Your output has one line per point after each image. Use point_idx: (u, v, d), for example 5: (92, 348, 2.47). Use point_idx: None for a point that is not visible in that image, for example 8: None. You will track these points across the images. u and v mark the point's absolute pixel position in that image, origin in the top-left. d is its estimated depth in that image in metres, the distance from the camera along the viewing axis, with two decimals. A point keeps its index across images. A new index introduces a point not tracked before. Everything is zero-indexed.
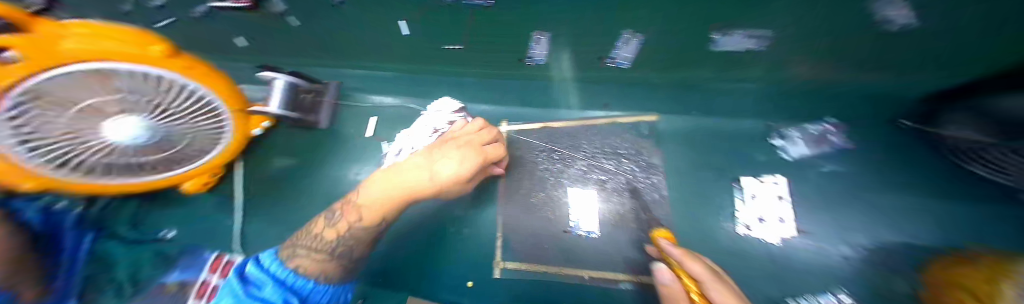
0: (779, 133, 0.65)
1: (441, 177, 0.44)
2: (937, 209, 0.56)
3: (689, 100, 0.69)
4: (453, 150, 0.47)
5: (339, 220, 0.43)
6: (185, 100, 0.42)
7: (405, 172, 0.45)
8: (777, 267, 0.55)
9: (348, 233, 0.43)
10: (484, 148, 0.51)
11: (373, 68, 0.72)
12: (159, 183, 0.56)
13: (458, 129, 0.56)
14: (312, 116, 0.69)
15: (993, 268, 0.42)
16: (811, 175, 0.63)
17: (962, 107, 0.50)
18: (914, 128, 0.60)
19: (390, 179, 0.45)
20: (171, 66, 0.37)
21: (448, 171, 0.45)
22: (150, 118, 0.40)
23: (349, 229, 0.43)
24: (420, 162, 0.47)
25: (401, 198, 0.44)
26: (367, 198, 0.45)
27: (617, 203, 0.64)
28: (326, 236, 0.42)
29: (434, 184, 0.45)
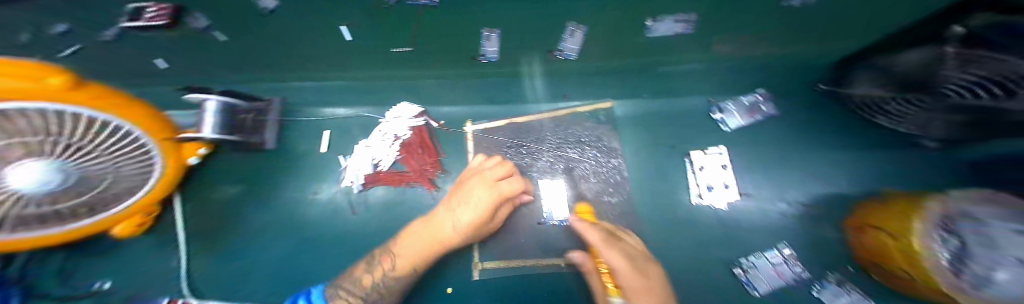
0: (717, 107, 0.68)
1: (462, 224, 0.54)
2: (867, 162, 0.62)
3: (645, 82, 0.70)
4: (471, 194, 0.57)
5: (379, 268, 0.53)
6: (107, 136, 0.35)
7: (431, 223, 0.56)
8: (725, 230, 0.62)
9: (377, 283, 0.51)
10: (499, 183, 0.59)
11: (319, 79, 0.66)
12: (77, 232, 0.50)
13: (475, 166, 0.65)
14: (256, 137, 0.63)
15: (899, 206, 0.47)
16: (753, 144, 0.67)
17: (866, 65, 0.52)
18: (827, 90, 0.64)
19: (419, 235, 0.55)
20: (74, 98, 0.29)
21: (464, 219, 0.54)
22: (64, 158, 0.33)
23: (383, 279, 0.51)
24: (443, 214, 0.57)
25: (430, 248, 0.53)
26: (402, 248, 0.54)
27: (585, 189, 0.68)
28: (364, 284, 0.51)
29: (454, 232, 0.54)
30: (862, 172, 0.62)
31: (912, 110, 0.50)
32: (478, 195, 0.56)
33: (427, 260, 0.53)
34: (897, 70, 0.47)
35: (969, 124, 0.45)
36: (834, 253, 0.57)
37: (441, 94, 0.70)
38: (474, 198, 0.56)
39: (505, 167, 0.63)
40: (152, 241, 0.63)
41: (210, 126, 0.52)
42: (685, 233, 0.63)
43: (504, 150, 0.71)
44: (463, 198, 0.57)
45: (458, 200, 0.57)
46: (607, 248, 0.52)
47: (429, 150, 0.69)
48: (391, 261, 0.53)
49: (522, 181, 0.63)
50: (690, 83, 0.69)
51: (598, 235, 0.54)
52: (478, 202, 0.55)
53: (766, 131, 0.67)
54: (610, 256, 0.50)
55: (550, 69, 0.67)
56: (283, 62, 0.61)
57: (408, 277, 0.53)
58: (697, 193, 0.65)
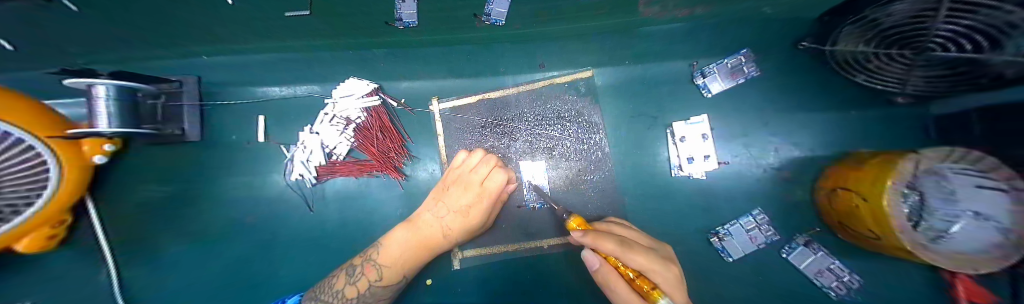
0: (700, 72, 0.63)
1: (453, 229, 0.53)
2: (841, 124, 0.61)
3: (624, 45, 0.62)
4: (462, 199, 0.54)
5: (361, 278, 0.50)
6: None
7: (418, 227, 0.53)
8: (701, 200, 0.63)
9: (362, 293, 0.49)
10: (484, 184, 0.54)
11: (234, 53, 0.55)
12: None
13: (461, 161, 0.58)
14: (170, 127, 0.53)
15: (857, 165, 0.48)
16: (731, 110, 0.64)
17: (850, 19, 0.45)
18: (805, 47, 0.57)
19: (404, 241, 0.52)
20: None
21: (454, 225, 0.53)
22: None
23: (368, 288, 0.49)
24: (430, 220, 0.54)
25: (420, 253, 0.52)
26: (384, 258, 0.51)
27: (567, 168, 0.65)
28: (347, 295, 0.49)
29: (445, 232, 0.53)
30: (836, 134, 0.61)
31: (894, 67, 0.46)
32: (467, 201, 0.54)
33: (416, 266, 0.52)
34: (884, 23, 0.42)
35: (950, 77, 0.43)
36: (802, 214, 0.59)
37: (394, 69, 0.62)
38: (466, 205, 0.54)
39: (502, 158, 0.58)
40: (78, 258, 0.55)
41: (107, 118, 0.42)
42: (663, 204, 0.63)
43: (477, 130, 0.66)
44: (451, 204, 0.54)
45: (443, 205, 0.55)
46: (628, 252, 0.37)
47: (391, 134, 0.62)
48: (375, 272, 0.50)
49: (507, 170, 0.56)
50: (670, 45, 0.61)
51: (613, 242, 0.37)
52: (465, 205, 0.54)
53: (748, 95, 0.64)
54: (634, 260, 0.37)
55: (512, 34, 0.58)
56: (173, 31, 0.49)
57: (396, 280, 0.51)
58: (677, 164, 0.63)
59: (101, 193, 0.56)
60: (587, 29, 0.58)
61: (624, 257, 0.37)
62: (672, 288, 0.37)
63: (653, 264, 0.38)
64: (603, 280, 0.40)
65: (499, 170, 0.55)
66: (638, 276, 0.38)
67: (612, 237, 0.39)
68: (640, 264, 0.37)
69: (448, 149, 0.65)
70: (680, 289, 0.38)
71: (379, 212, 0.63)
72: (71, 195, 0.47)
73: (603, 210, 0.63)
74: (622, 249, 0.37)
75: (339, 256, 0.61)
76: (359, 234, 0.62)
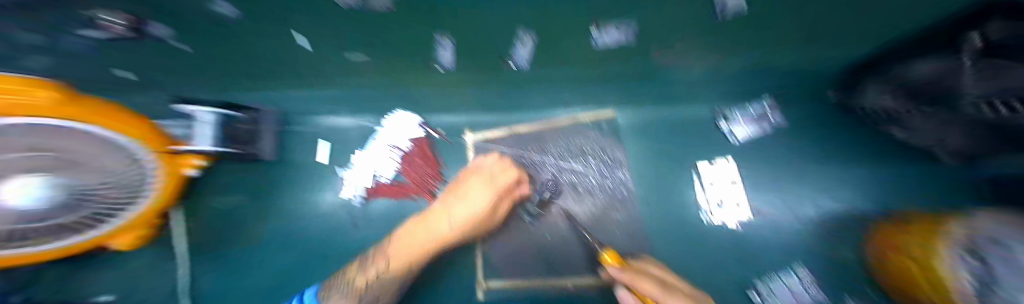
0: (723, 116, 0.66)
1: (460, 222, 0.60)
2: (875, 176, 0.60)
3: (648, 89, 0.66)
4: (473, 191, 0.63)
5: (371, 271, 0.57)
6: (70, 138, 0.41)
7: (420, 230, 0.60)
8: (737, 249, 0.60)
9: (370, 287, 0.54)
10: (496, 180, 0.65)
11: (305, 89, 0.66)
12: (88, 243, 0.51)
13: (478, 161, 0.70)
14: (252, 148, 0.64)
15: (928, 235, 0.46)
16: (756, 155, 0.65)
17: (880, 71, 0.49)
18: (839, 104, 0.59)
19: (415, 235, 0.59)
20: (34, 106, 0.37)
21: (460, 217, 0.60)
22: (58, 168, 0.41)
23: (377, 280, 0.55)
24: (440, 213, 0.62)
25: (429, 247, 0.58)
26: (396, 251, 0.58)
27: (591, 203, 0.67)
28: (357, 286, 0.55)
29: (446, 235, 0.59)
30: (872, 187, 0.60)
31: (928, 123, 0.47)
32: (477, 193, 0.62)
33: (423, 259, 0.57)
34: (909, 80, 0.44)
35: (988, 136, 0.42)
36: (852, 272, 0.54)
37: (435, 104, 0.71)
38: (474, 196, 0.62)
39: (507, 173, 0.66)
40: (145, 261, 0.60)
41: (208, 139, 0.57)
42: (696, 250, 0.61)
43: (505, 161, 0.71)
44: (461, 198, 0.63)
45: (454, 198, 0.63)
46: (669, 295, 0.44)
47: (431, 163, 0.71)
48: (385, 264, 0.56)
49: (518, 170, 0.68)
50: (693, 91, 0.65)
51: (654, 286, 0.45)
52: (466, 212, 0.61)
53: (775, 141, 0.65)
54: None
55: (539, 76, 0.63)
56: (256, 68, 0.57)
57: (399, 279, 0.56)
58: (707, 209, 0.63)
59: None
60: (610, 73, 0.62)
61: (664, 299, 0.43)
62: None
63: None
64: None
65: (490, 178, 0.65)
66: None
67: (652, 281, 0.46)
68: None
69: None
70: None
71: None
72: (167, 200, 0.57)
73: (630, 250, 0.62)
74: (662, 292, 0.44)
75: None
76: None
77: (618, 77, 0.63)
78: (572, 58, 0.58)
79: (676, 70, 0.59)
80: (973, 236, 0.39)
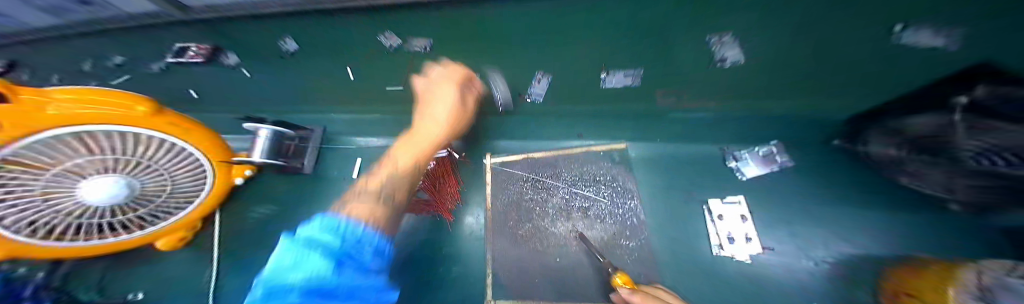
0: (732, 156, 0.69)
1: (443, 122, 0.58)
2: (896, 222, 0.59)
3: (654, 125, 0.73)
4: (439, 92, 0.59)
5: (372, 178, 0.49)
6: (158, 151, 0.45)
7: (411, 141, 0.56)
8: (755, 287, 0.57)
9: (377, 190, 0.45)
10: (454, 74, 0.60)
11: (356, 112, 0.79)
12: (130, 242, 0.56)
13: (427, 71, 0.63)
14: (295, 162, 0.71)
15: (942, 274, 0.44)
16: (770, 194, 0.66)
17: (879, 124, 0.55)
18: (840, 144, 0.65)
19: (407, 146, 0.55)
20: (144, 123, 0.41)
21: (440, 121, 0.58)
22: (128, 176, 0.44)
23: (382, 181, 0.47)
24: (421, 123, 0.58)
25: (427, 149, 0.55)
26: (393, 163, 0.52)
27: (601, 229, 0.68)
28: (362, 189, 0.45)
29: (438, 137, 0.57)
30: (897, 234, 0.58)
31: (932, 174, 0.49)
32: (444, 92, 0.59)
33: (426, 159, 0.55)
34: (908, 133, 0.49)
35: (990, 190, 0.43)
36: None
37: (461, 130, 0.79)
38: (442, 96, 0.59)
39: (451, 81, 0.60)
40: (189, 254, 0.67)
41: (260, 151, 0.60)
42: (710, 285, 0.59)
43: (520, 184, 0.76)
44: (430, 110, 0.59)
45: (426, 111, 0.59)
46: None
47: (450, 181, 0.75)
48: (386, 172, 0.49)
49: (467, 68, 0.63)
50: (698, 129, 0.71)
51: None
52: (442, 114, 0.58)
53: (785, 182, 0.67)
54: None
55: (551, 109, 0.75)
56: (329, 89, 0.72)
57: (410, 179, 0.51)
58: (718, 243, 0.62)
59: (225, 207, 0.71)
60: (613, 110, 0.72)
61: None
62: None
63: None
64: None
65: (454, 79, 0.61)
66: None
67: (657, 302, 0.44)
68: None
69: (493, 198, 0.75)
70: None
71: (423, 251, 0.70)
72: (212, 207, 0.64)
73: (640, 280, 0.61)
74: None
75: None
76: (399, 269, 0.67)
77: (623, 114, 0.73)
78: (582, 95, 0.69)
79: (673, 110, 0.69)
80: (982, 281, 0.38)
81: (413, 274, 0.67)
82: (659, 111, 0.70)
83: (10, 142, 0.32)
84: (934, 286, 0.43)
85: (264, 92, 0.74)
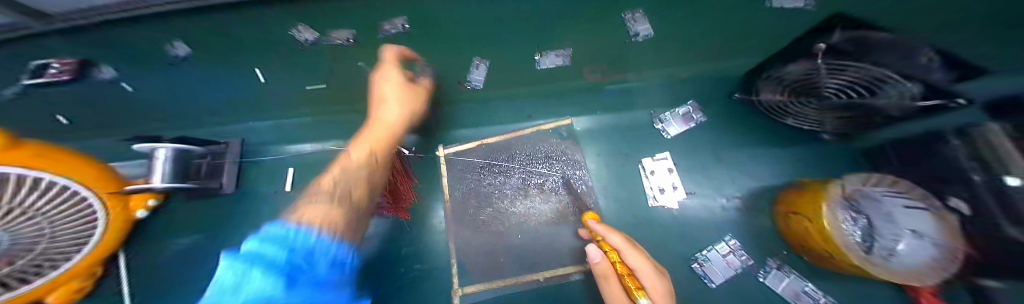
0: (659, 119, 0.74)
1: (393, 117, 0.58)
2: (796, 155, 0.70)
3: (594, 98, 0.76)
4: (387, 84, 0.59)
5: (327, 179, 0.48)
6: (41, 195, 0.36)
7: (373, 130, 0.58)
8: (683, 228, 0.67)
9: (333, 194, 0.43)
10: (395, 62, 0.61)
11: (282, 117, 0.72)
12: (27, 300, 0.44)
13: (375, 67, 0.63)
14: (215, 182, 0.65)
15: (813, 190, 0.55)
16: (698, 149, 0.73)
17: (761, 77, 0.60)
18: (741, 98, 0.69)
19: (363, 143, 0.56)
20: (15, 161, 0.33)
21: (391, 114, 0.58)
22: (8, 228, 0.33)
23: (337, 183, 0.46)
24: (377, 121, 0.59)
25: (384, 142, 0.57)
26: (348, 165, 0.52)
27: (556, 201, 0.72)
28: (318, 191, 0.44)
29: (398, 123, 0.59)
30: (795, 166, 0.69)
31: (808, 111, 0.59)
32: (388, 88, 0.59)
33: (385, 148, 0.57)
34: (787, 80, 0.56)
35: (853, 117, 0.56)
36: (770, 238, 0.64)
37: None
38: (387, 88, 0.59)
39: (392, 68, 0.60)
40: None
41: (162, 175, 0.54)
42: (655, 233, 0.67)
43: (476, 170, 0.76)
44: (380, 106, 0.60)
45: (379, 106, 0.60)
46: (630, 250, 0.49)
47: (403, 177, 0.72)
48: (345, 169, 0.51)
49: (398, 49, 0.62)
50: (634, 97, 0.75)
51: (620, 238, 0.52)
52: (393, 112, 0.58)
53: (710, 135, 0.74)
54: (634, 260, 0.48)
55: (498, 94, 0.76)
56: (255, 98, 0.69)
57: (371, 173, 0.52)
58: (653, 196, 0.69)
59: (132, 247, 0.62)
60: (551, 88, 0.76)
61: (625, 252, 0.49)
62: (653, 287, 0.45)
63: (647, 270, 0.47)
64: (601, 274, 0.53)
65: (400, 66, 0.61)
66: (628, 275, 0.48)
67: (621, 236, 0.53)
68: (636, 265, 0.47)
69: (450, 189, 0.74)
70: (665, 291, 0.45)
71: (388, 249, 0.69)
72: (111, 247, 0.54)
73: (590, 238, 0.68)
74: (625, 246, 0.50)
75: None
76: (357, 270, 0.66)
77: (564, 89, 0.76)
78: (521, 76, 0.72)
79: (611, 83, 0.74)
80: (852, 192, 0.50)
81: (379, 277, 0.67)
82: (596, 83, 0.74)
83: None
84: (815, 203, 0.50)
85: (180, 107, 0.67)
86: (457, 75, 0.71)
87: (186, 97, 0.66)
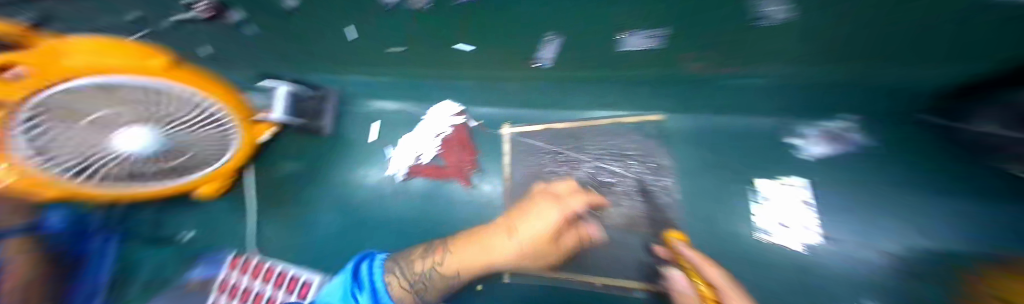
0: (796, 133, 0.61)
1: (510, 251, 0.60)
2: (996, 212, 0.50)
3: (693, 95, 0.66)
4: (543, 218, 0.64)
5: (432, 258, 0.61)
6: (195, 110, 0.46)
7: (489, 248, 0.61)
8: (807, 277, 0.52)
9: (426, 274, 0.58)
10: (569, 203, 0.66)
11: (378, 73, 0.79)
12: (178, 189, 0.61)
13: (554, 187, 0.69)
14: (317, 122, 0.76)
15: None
16: (831, 177, 0.58)
17: (978, 99, 0.44)
18: (925, 120, 0.54)
19: (475, 248, 0.61)
20: (177, 80, 0.41)
21: (512, 248, 0.61)
22: (159, 129, 0.44)
23: (431, 269, 0.59)
24: (506, 234, 0.63)
25: (481, 266, 0.60)
26: (453, 258, 0.60)
27: (629, 206, 0.64)
28: (418, 270, 0.59)
29: (505, 261, 0.60)
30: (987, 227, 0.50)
31: None
32: (538, 224, 0.63)
33: (472, 271, 0.59)
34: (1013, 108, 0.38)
35: None
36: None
37: (482, 96, 0.78)
38: (532, 227, 0.63)
39: (578, 197, 0.66)
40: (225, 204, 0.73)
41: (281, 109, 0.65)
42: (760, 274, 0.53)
43: (541, 155, 0.73)
44: (524, 219, 0.65)
45: (525, 218, 0.65)
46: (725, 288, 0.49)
47: (466, 149, 0.76)
48: (442, 257, 0.60)
49: (586, 196, 0.66)
50: (739, 101, 0.63)
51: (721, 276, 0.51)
52: (543, 231, 0.63)
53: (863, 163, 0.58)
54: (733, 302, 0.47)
55: (585, 76, 0.69)
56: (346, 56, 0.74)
57: (456, 277, 0.59)
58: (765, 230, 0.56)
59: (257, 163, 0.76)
60: (647, 76, 0.65)
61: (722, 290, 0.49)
62: None
63: None
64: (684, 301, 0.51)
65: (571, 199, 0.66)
66: None
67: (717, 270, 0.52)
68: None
69: (512, 168, 0.73)
70: None
71: (443, 217, 0.70)
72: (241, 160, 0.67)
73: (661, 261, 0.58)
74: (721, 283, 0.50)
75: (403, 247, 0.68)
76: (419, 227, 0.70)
77: (658, 79, 0.65)
78: (615, 62, 0.63)
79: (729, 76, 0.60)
80: None
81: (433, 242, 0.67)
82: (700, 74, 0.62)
83: (28, 96, 0.31)
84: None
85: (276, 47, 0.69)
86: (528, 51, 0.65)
87: (286, 43, 0.69)
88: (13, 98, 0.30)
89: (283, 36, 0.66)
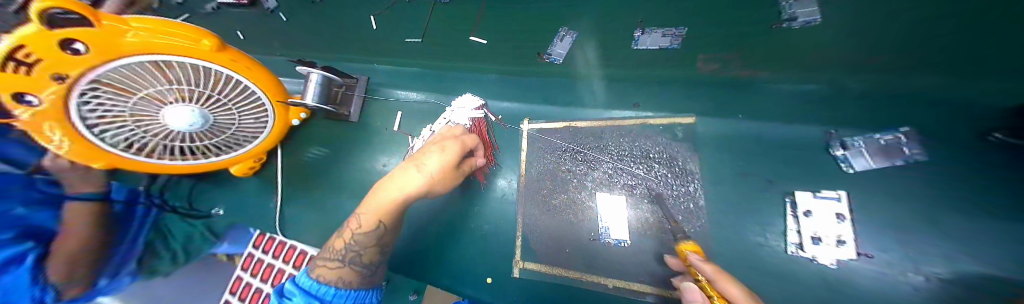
0: (841, 143, 0.53)
1: (416, 184, 0.50)
2: None
3: (715, 99, 0.64)
4: (433, 148, 0.55)
5: (346, 232, 0.51)
6: (235, 91, 0.51)
7: (386, 185, 0.51)
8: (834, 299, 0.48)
9: (348, 248, 0.49)
10: (461, 137, 0.60)
11: (398, 64, 0.80)
12: (213, 167, 0.65)
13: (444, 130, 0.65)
14: (343, 109, 0.79)
15: None
16: (906, 199, 0.47)
17: None
18: (1002, 142, 0.39)
19: (377, 196, 0.51)
20: (220, 60, 0.45)
21: (414, 181, 0.50)
22: (201, 107, 0.48)
23: (349, 242, 0.50)
24: (406, 167, 0.52)
25: (392, 205, 0.50)
26: (359, 219, 0.50)
27: (647, 210, 0.61)
28: (335, 247, 0.50)
29: (416, 192, 0.51)
30: None
31: None
32: (432, 159, 0.53)
33: (384, 222, 0.50)
34: None
35: None
36: None
37: (503, 91, 0.78)
38: (430, 160, 0.53)
39: (470, 136, 0.62)
40: (259, 181, 0.80)
41: (312, 96, 0.66)
42: (776, 285, 0.52)
43: (558, 153, 0.71)
44: (419, 159, 0.54)
45: (417, 155, 0.55)
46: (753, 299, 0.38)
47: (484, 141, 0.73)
48: (356, 221, 0.51)
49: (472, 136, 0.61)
50: (776, 107, 0.59)
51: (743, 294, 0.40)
52: (439, 166, 0.53)
53: (916, 187, 0.46)
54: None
55: (604, 74, 0.68)
56: (368, 46, 0.76)
57: (377, 233, 0.50)
58: (796, 242, 0.52)
59: (288, 146, 0.82)
60: (664, 77, 0.64)
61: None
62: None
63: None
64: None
65: (455, 138, 0.59)
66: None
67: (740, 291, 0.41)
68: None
69: (528, 165, 0.73)
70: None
71: (457, 209, 0.73)
72: (273, 142, 0.71)
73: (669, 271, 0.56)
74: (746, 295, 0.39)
75: (418, 233, 0.72)
76: (435, 217, 0.73)
77: (673, 81, 0.64)
78: (628, 60, 0.63)
79: (755, 79, 0.57)
80: None
81: (458, 234, 0.72)
82: (719, 73, 0.59)
83: (93, 67, 0.36)
84: None
85: (312, 36, 0.76)
86: (538, 46, 0.65)
87: (317, 30, 0.74)
88: (82, 67, 0.35)
89: (318, 26, 0.73)
